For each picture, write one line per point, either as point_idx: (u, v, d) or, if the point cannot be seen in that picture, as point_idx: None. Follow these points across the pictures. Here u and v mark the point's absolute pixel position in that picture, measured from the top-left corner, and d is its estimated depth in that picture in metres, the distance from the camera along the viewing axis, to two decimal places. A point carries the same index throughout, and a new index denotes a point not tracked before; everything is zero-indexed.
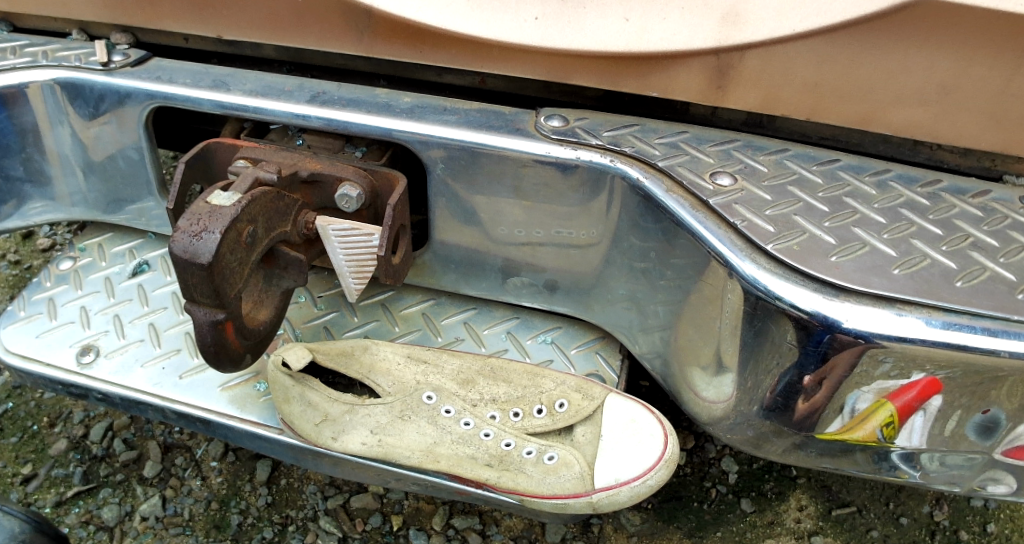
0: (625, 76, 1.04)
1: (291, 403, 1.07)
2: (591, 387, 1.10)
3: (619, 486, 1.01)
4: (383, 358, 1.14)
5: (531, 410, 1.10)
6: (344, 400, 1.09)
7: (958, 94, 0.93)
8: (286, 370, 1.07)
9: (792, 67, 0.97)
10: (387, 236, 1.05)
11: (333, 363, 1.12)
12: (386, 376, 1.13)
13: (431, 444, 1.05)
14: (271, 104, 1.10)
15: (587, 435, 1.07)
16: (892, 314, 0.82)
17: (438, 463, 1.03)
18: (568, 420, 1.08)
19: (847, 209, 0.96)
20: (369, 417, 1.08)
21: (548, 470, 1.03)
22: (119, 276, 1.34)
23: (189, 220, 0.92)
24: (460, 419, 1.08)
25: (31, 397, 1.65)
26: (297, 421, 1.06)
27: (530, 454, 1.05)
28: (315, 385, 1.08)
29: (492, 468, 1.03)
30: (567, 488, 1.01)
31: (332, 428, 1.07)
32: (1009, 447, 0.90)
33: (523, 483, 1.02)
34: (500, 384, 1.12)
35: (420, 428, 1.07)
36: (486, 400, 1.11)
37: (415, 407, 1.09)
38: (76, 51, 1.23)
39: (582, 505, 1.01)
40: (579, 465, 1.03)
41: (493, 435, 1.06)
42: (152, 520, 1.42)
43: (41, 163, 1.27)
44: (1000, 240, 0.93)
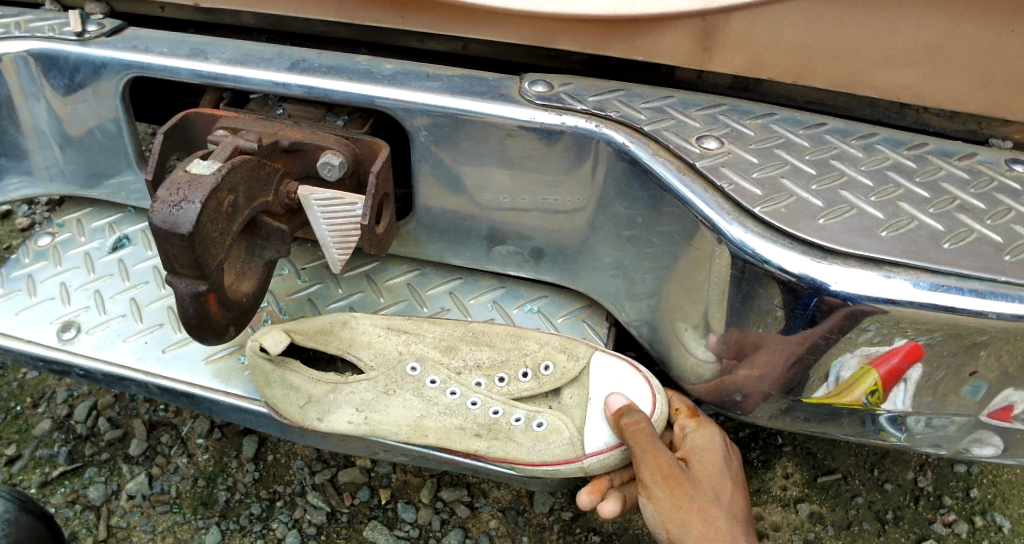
0: (610, 39, 1.02)
1: (274, 388, 1.06)
2: (576, 347, 1.10)
3: (609, 449, 1.03)
4: (363, 332, 1.12)
5: (516, 374, 1.10)
6: (327, 379, 1.08)
7: (945, 55, 0.93)
8: (264, 354, 1.05)
9: (778, 29, 0.96)
10: (370, 205, 1.03)
11: (313, 342, 1.10)
12: (367, 349, 1.11)
13: (419, 418, 1.05)
14: (250, 72, 1.08)
15: (575, 398, 1.08)
16: (880, 277, 0.82)
17: (426, 437, 1.04)
18: (554, 383, 1.08)
19: (834, 171, 0.96)
20: (353, 395, 1.07)
21: (538, 437, 1.04)
22: (99, 251, 1.32)
23: (167, 189, 0.90)
24: (446, 388, 1.08)
25: (13, 377, 1.63)
26: (281, 405, 1.06)
27: (518, 420, 1.06)
28: (296, 367, 1.07)
29: (481, 438, 1.04)
30: (557, 454, 1.03)
31: (317, 409, 1.06)
32: (995, 409, 0.91)
33: (513, 451, 1.03)
34: (483, 348, 1.11)
35: (406, 400, 1.07)
36: (469, 367, 1.10)
37: (400, 380, 1.08)
38: (50, 21, 1.19)
39: (574, 470, 1.03)
40: (568, 430, 1.04)
41: (480, 403, 1.07)
42: (138, 498, 1.41)
43: (16, 137, 1.24)
44: (987, 202, 0.93)
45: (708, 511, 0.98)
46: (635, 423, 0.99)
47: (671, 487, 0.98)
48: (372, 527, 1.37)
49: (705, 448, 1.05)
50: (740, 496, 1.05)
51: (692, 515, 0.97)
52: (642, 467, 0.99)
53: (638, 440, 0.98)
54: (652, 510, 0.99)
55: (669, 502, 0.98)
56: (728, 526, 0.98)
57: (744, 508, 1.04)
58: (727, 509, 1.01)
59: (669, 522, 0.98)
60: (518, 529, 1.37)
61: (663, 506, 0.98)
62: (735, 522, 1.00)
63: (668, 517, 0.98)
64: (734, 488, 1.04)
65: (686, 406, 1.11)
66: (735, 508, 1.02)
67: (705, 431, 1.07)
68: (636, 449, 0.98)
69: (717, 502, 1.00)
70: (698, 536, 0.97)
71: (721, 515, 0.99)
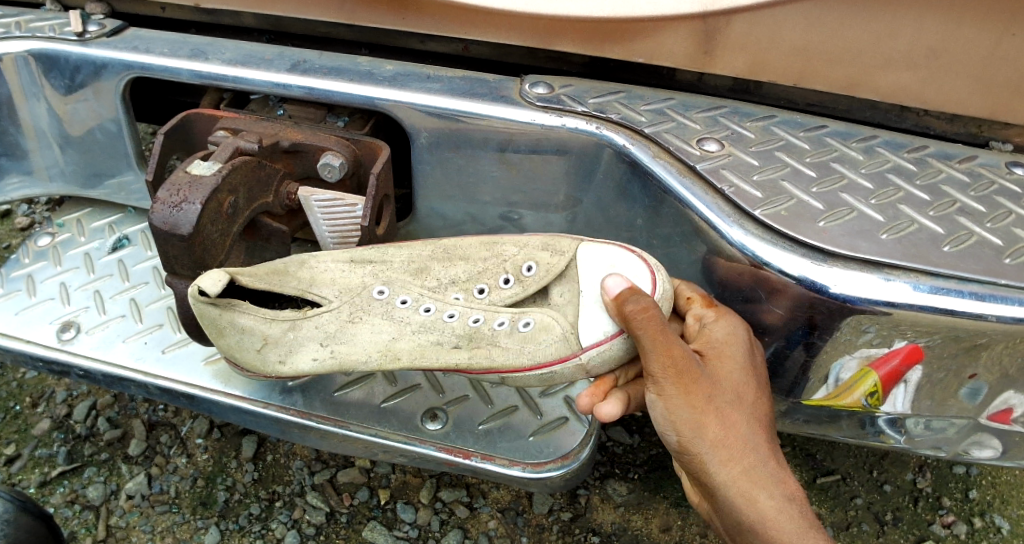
0: (611, 41, 1.02)
1: (227, 336, 0.98)
2: (560, 241, 0.96)
3: (610, 339, 0.89)
4: (324, 271, 1.00)
5: (497, 282, 0.96)
6: (283, 318, 0.99)
7: (946, 57, 0.93)
8: (210, 303, 0.95)
9: (779, 31, 0.96)
10: (370, 205, 1.02)
11: (265, 284, 0.97)
12: (330, 287, 0.99)
13: (389, 341, 0.95)
14: (251, 73, 1.08)
15: (565, 294, 0.94)
16: (880, 279, 0.83)
17: (399, 360, 0.94)
18: (540, 283, 0.94)
19: (834, 174, 0.96)
20: (316, 329, 0.98)
21: (526, 339, 0.92)
22: (99, 251, 1.32)
23: (168, 191, 0.90)
24: (420, 306, 0.97)
25: (12, 377, 1.63)
26: (240, 354, 1.00)
27: (503, 325, 0.94)
28: (245, 308, 0.98)
29: (462, 350, 0.94)
30: (550, 355, 0.91)
31: (278, 351, 0.99)
32: (995, 412, 0.91)
33: (499, 357, 0.92)
34: (457, 263, 0.99)
35: (374, 326, 0.97)
36: (446, 283, 0.98)
37: (367, 306, 0.98)
38: (51, 21, 1.19)
39: (571, 370, 0.91)
40: (559, 326, 0.91)
41: (459, 315, 0.95)
42: (137, 498, 1.41)
43: (16, 136, 1.24)
44: (987, 205, 0.93)
45: (729, 415, 0.85)
46: (644, 312, 0.84)
47: (686, 386, 0.84)
48: (371, 528, 1.37)
49: (727, 342, 0.87)
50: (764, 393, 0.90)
51: (710, 416, 0.85)
52: (653, 362, 0.84)
53: (648, 329, 0.83)
54: (662, 411, 0.86)
55: (683, 403, 0.84)
56: (748, 431, 0.86)
57: (767, 405, 0.90)
58: (749, 408, 0.87)
59: (683, 425, 0.85)
60: (517, 530, 1.37)
61: (675, 407, 0.85)
62: (756, 424, 0.87)
63: (681, 420, 0.85)
64: (760, 384, 0.89)
65: (701, 296, 0.93)
66: (757, 407, 0.88)
67: (727, 320, 0.89)
68: (646, 341, 0.84)
69: (738, 401, 0.87)
70: (714, 442, 0.85)
71: (742, 417, 0.86)
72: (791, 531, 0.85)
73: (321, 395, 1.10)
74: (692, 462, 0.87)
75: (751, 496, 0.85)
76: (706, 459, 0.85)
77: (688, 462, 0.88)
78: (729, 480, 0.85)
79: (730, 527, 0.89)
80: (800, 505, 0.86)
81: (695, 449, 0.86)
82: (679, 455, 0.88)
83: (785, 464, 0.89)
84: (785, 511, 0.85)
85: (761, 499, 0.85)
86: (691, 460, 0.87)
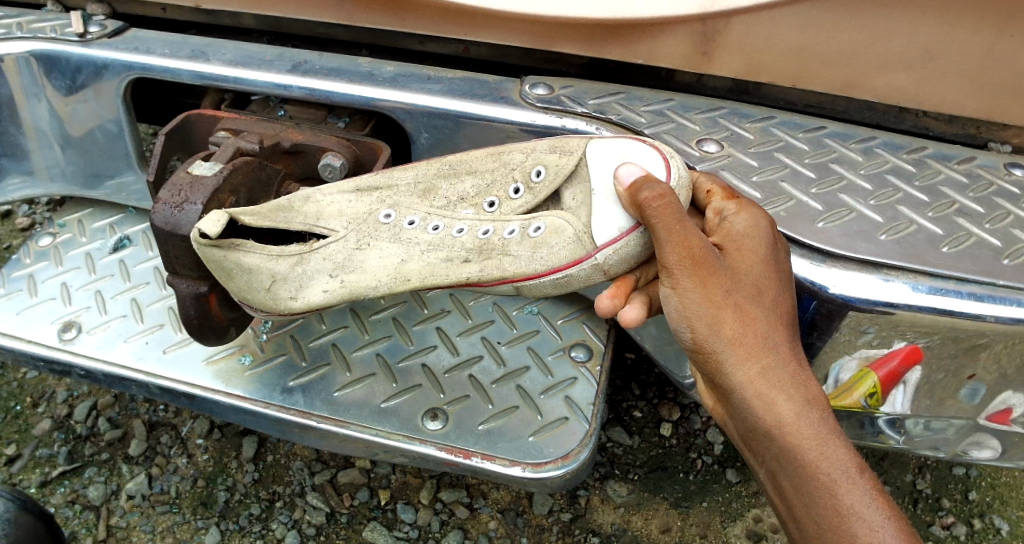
0: (610, 43, 1.03)
1: (235, 278, 0.92)
2: (568, 142, 0.90)
3: (625, 236, 0.84)
4: (330, 204, 0.95)
5: (507, 193, 0.93)
6: (290, 253, 0.93)
7: (941, 58, 0.94)
8: (214, 244, 0.87)
9: (777, 33, 0.96)
10: None
11: (270, 222, 0.92)
12: (339, 219, 0.95)
13: (399, 263, 0.93)
14: (252, 74, 1.08)
15: (577, 196, 0.89)
16: (879, 280, 0.83)
17: (411, 282, 0.92)
18: (550, 187, 0.90)
19: (833, 175, 0.97)
20: (325, 261, 0.93)
21: (538, 245, 0.88)
22: (100, 251, 1.32)
23: (169, 191, 0.90)
24: (428, 225, 0.94)
25: (13, 377, 1.63)
26: (250, 294, 0.94)
27: (513, 233, 0.90)
28: (249, 247, 0.90)
29: (473, 263, 0.90)
30: (564, 258, 0.86)
31: (288, 287, 0.94)
32: (993, 412, 0.91)
33: (511, 268, 0.89)
34: (464, 177, 0.95)
35: (384, 249, 0.94)
36: (454, 201, 0.95)
37: (374, 231, 0.94)
38: (52, 22, 1.20)
39: (588, 272, 0.87)
40: (571, 228, 0.86)
41: (468, 229, 0.92)
42: (138, 498, 1.41)
43: (17, 136, 1.24)
44: (985, 206, 0.93)
45: (748, 312, 0.79)
46: (660, 199, 0.78)
47: (703, 279, 0.79)
48: (372, 528, 1.37)
49: (747, 235, 0.82)
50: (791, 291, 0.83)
51: (727, 312, 0.79)
52: (666, 253, 0.79)
53: (663, 219, 0.78)
54: (675, 305, 0.80)
55: (698, 296, 0.79)
56: (768, 328, 0.80)
57: (794, 305, 0.83)
58: (771, 305, 0.80)
59: (696, 319, 0.79)
60: (518, 530, 1.37)
61: (690, 301, 0.79)
62: (778, 322, 0.81)
63: (695, 315, 0.79)
64: (787, 280, 0.82)
65: (721, 188, 0.89)
66: (781, 304, 0.82)
67: (748, 212, 0.84)
68: (660, 231, 0.79)
69: (759, 297, 0.80)
70: (729, 339, 0.79)
71: (761, 313, 0.80)
72: (810, 436, 0.77)
73: (320, 394, 1.10)
74: (706, 362, 0.81)
75: (768, 398, 0.78)
76: (721, 357, 0.80)
77: (703, 363, 0.82)
78: (745, 380, 0.79)
79: (746, 433, 0.82)
80: (823, 410, 0.78)
81: (710, 347, 0.80)
82: (695, 355, 0.82)
83: (808, 366, 0.81)
84: (805, 415, 0.77)
85: (779, 402, 0.78)
86: (705, 359, 0.81)
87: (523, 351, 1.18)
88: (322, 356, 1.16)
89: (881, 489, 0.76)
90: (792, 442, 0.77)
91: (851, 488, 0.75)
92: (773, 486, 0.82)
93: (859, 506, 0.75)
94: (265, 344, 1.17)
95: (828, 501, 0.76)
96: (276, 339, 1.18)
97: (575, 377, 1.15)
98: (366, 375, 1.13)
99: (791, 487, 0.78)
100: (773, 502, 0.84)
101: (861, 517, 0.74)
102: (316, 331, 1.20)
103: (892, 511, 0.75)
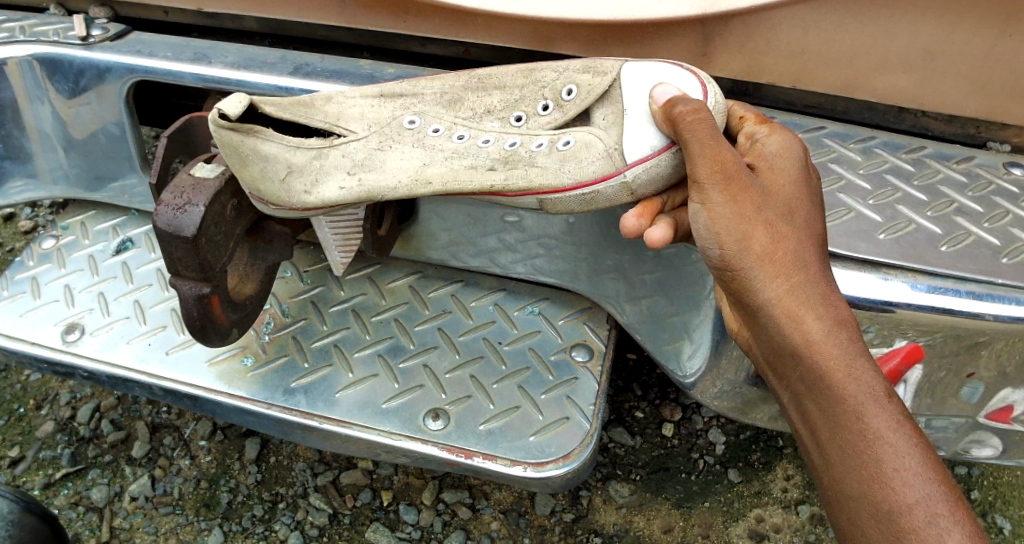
0: (611, 45, 1.03)
1: (250, 165, 0.89)
2: (601, 64, 0.90)
3: (657, 155, 0.84)
4: (351, 106, 0.95)
5: (536, 109, 0.93)
6: (309, 145, 0.92)
7: (940, 59, 0.94)
8: (234, 127, 0.86)
9: (776, 34, 0.97)
10: (372, 209, 1.06)
11: (290, 114, 0.92)
12: (360, 122, 0.94)
13: (421, 167, 0.92)
14: (254, 77, 1.09)
15: (609, 115, 0.88)
16: (877, 279, 0.84)
17: (431, 185, 0.91)
18: (581, 105, 0.90)
19: (833, 174, 0.97)
20: (344, 158, 0.93)
21: (566, 158, 0.88)
22: (103, 253, 1.33)
23: (171, 193, 0.91)
24: (453, 134, 0.93)
25: (16, 379, 1.64)
26: (262, 185, 0.91)
27: (541, 147, 0.90)
28: (270, 133, 0.89)
29: (497, 171, 0.90)
30: (593, 173, 0.86)
31: (303, 180, 0.92)
32: (993, 411, 0.91)
33: (538, 179, 0.88)
34: (492, 92, 0.94)
35: (405, 153, 0.93)
36: (480, 114, 0.94)
37: (397, 136, 0.94)
38: (55, 26, 1.20)
39: (615, 189, 0.86)
40: (602, 144, 0.87)
41: (494, 140, 0.91)
42: (141, 500, 1.42)
43: (20, 140, 1.25)
44: (984, 205, 0.94)
45: (778, 229, 0.77)
46: (695, 113, 0.78)
47: (734, 193, 0.76)
48: (374, 529, 1.37)
49: (778, 155, 0.82)
50: (822, 218, 0.81)
51: (757, 227, 0.76)
52: (698, 166, 0.77)
53: (696, 132, 0.77)
54: (704, 221, 0.77)
55: (729, 211, 0.76)
56: (797, 247, 0.77)
57: (822, 230, 0.81)
58: (799, 226, 0.78)
59: (726, 235, 0.76)
60: (520, 531, 1.37)
61: (719, 216, 0.76)
62: (807, 242, 0.78)
63: (724, 231, 0.76)
64: (817, 206, 0.81)
65: (754, 114, 0.88)
66: (809, 227, 0.79)
67: (780, 134, 0.84)
68: (693, 145, 0.77)
69: (788, 216, 0.78)
70: (759, 255, 0.75)
71: (791, 232, 0.77)
72: (838, 356, 0.73)
73: (323, 395, 1.11)
74: (733, 281, 0.78)
75: (797, 317, 0.74)
76: (750, 275, 0.76)
77: (730, 282, 0.78)
78: (773, 298, 0.75)
79: (771, 357, 0.79)
80: (852, 331, 0.75)
81: (738, 264, 0.76)
82: (721, 276, 0.79)
83: (838, 289, 0.78)
84: (835, 336, 0.74)
85: (809, 321, 0.74)
86: (732, 279, 0.77)
87: (525, 351, 1.19)
88: (324, 357, 1.17)
89: (909, 415, 0.72)
90: (820, 362, 0.73)
91: (879, 412, 0.71)
92: (796, 412, 0.78)
93: (886, 430, 0.70)
94: (267, 345, 1.18)
95: (854, 425, 0.71)
96: (278, 340, 1.18)
97: (576, 378, 1.15)
98: (368, 376, 1.14)
99: (816, 410, 0.75)
100: (796, 429, 0.80)
101: (888, 441, 0.70)
102: (318, 332, 1.20)
103: (918, 437, 0.71)
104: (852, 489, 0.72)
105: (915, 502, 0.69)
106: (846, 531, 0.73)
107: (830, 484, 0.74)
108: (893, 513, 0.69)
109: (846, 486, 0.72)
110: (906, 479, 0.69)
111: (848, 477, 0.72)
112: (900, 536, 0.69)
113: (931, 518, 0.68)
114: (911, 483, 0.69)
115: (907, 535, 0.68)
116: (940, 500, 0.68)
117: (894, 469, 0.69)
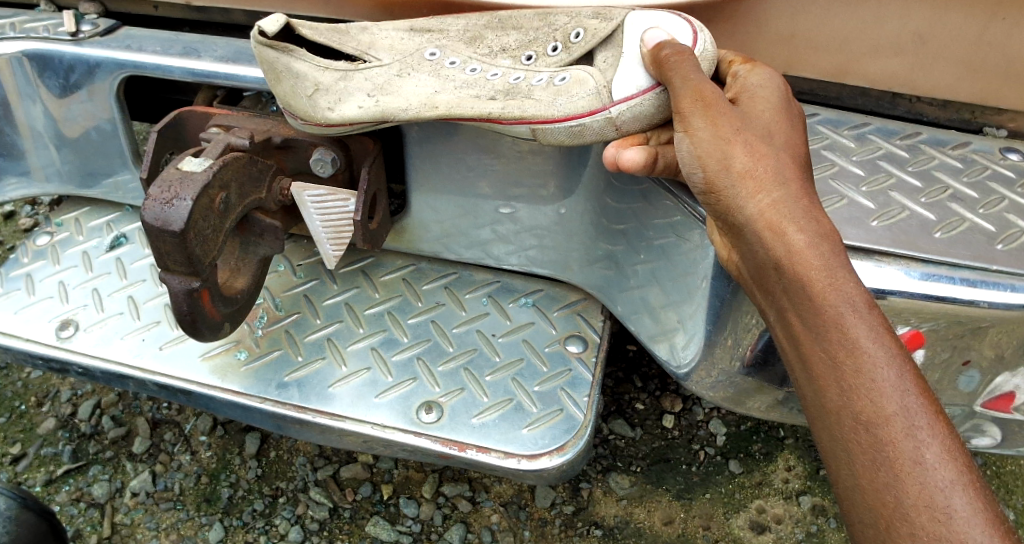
0: None
1: (282, 82, 0.92)
2: (612, 12, 0.91)
3: (642, 95, 0.85)
4: (383, 37, 0.99)
5: (545, 50, 0.95)
6: (336, 67, 0.95)
7: (934, 43, 0.93)
8: (271, 44, 0.90)
9: (766, 21, 0.96)
10: (363, 201, 1.06)
11: (324, 39, 0.97)
12: (388, 52, 0.98)
13: (432, 94, 0.93)
14: (243, 71, 1.08)
15: (609, 59, 0.89)
16: (871, 265, 0.82)
17: (437, 109, 0.92)
18: (585, 47, 0.91)
19: (826, 161, 0.96)
20: (366, 81, 0.96)
21: (560, 91, 0.88)
22: (97, 249, 1.33)
23: (159, 187, 0.90)
24: (466, 67, 0.95)
25: (18, 377, 1.64)
26: (292, 102, 0.94)
27: (540, 82, 0.91)
28: (301, 53, 0.93)
29: (496, 100, 0.91)
30: (580, 107, 0.87)
31: (328, 98, 0.95)
32: (989, 398, 0.90)
33: (532, 108, 0.89)
34: (510, 32, 0.97)
35: (421, 80, 0.95)
36: (496, 51, 0.96)
37: (416, 64, 0.96)
38: (44, 21, 1.20)
39: (600, 124, 0.87)
40: (593, 81, 0.87)
41: (501, 74, 0.93)
42: (142, 495, 1.42)
43: (14, 138, 1.25)
44: (980, 191, 0.93)
45: (758, 148, 0.75)
46: (678, 56, 0.80)
47: (712, 118, 0.76)
48: (374, 523, 1.37)
49: (760, 87, 0.82)
50: (808, 146, 0.80)
51: (736, 145, 0.74)
52: (680, 102, 0.78)
53: (680, 71, 0.79)
54: (687, 147, 0.77)
55: (708, 133, 0.75)
56: (778, 165, 0.74)
57: (806, 157, 0.78)
58: (779, 147, 0.76)
59: (707, 156, 0.75)
60: (520, 524, 1.37)
61: (700, 139, 0.76)
62: (788, 162, 0.75)
63: (705, 152, 0.75)
64: (802, 135, 0.80)
65: (742, 57, 0.88)
66: (792, 150, 0.77)
67: (762, 71, 0.84)
68: (676, 81, 0.79)
69: (769, 139, 0.76)
70: (739, 171, 0.73)
71: (772, 152, 0.75)
72: (819, 267, 0.68)
73: (316, 389, 1.11)
74: (717, 202, 0.75)
75: (777, 227, 0.70)
76: (731, 192, 0.74)
77: (714, 204, 0.76)
78: (755, 211, 0.72)
79: (756, 277, 0.74)
80: (836, 244, 0.70)
81: (718, 182, 0.74)
82: (706, 201, 0.77)
83: (824, 209, 0.73)
84: (818, 247, 0.69)
85: (789, 231, 0.70)
86: (716, 200, 0.75)
87: (518, 343, 1.18)
88: (317, 350, 1.16)
89: (892, 330, 0.66)
90: (801, 273, 0.68)
91: (858, 322, 0.65)
92: (780, 332, 0.72)
93: (865, 340, 0.64)
94: (261, 339, 1.17)
95: (832, 333, 0.65)
96: (271, 334, 1.18)
97: (570, 369, 1.14)
98: (361, 369, 1.13)
99: (798, 324, 0.69)
100: (785, 360, 0.74)
101: (866, 351, 0.64)
102: (311, 325, 1.20)
103: (901, 351, 0.64)
104: (832, 407, 0.65)
105: (895, 413, 0.61)
106: (829, 454, 0.66)
107: (814, 403, 0.68)
108: (871, 426, 0.62)
109: (828, 401, 0.66)
110: (884, 390, 0.62)
111: (829, 391, 0.65)
112: (879, 452, 0.61)
113: (911, 431, 0.61)
114: (889, 394, 0.62)
115: (886, 449, 0.61)
116: (923, 414, 0.61)
117: (871, 379, 0.63)
